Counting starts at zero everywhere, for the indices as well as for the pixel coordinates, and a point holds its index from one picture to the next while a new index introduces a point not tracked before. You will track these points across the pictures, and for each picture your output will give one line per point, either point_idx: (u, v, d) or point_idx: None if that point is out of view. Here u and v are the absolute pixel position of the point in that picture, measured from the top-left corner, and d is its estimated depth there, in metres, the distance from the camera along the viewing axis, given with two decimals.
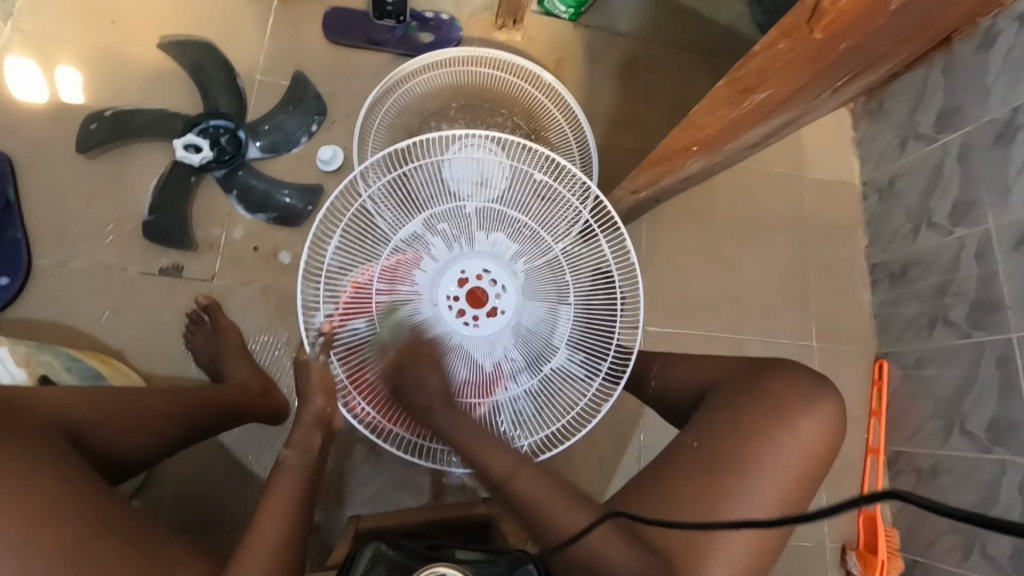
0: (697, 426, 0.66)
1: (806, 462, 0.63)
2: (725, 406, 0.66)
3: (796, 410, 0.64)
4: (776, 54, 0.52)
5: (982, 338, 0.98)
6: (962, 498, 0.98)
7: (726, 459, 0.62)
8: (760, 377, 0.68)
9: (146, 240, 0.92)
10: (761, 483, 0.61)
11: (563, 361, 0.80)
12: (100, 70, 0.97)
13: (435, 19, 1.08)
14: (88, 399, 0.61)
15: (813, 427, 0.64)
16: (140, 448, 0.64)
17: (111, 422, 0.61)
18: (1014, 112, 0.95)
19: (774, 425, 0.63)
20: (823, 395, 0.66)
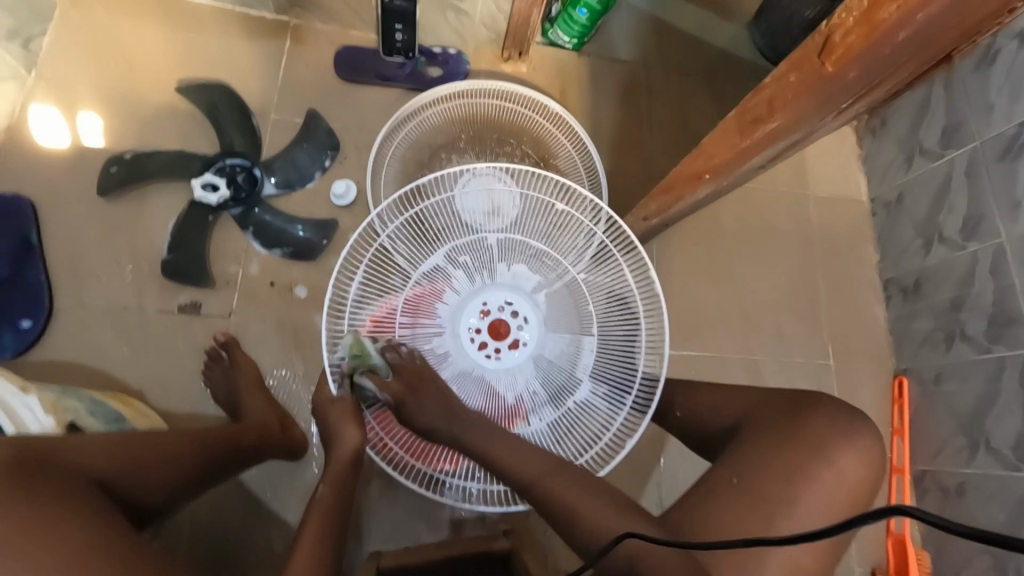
0: (734, 458, 0.66)
1: (845, 498, 0.64)
2: (761, 439, 0.66)
3: (837, 443, 0.65)
4: (787, 86, 0.53)
5: (1002, 352, 0.97)
6: (992, 518, 0.95)
7: (769, 496, 0.62)
8: (798, 412, 0.68)
9: (164, 278, 0.93)
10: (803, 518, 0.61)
11: (586, 393, 0.80)
12: (120, 114, 1.00)
13: (443, 53, 1.11)
14: (110, 447, 0.61)
15: (851, 463, 0.65)
16: (165, 494, 0.64)
17: (135, 469, 0.61)
18: (1019, 127, 0.96)
19: (814, 462, 0.64)
20: (861, 432, 0.67)
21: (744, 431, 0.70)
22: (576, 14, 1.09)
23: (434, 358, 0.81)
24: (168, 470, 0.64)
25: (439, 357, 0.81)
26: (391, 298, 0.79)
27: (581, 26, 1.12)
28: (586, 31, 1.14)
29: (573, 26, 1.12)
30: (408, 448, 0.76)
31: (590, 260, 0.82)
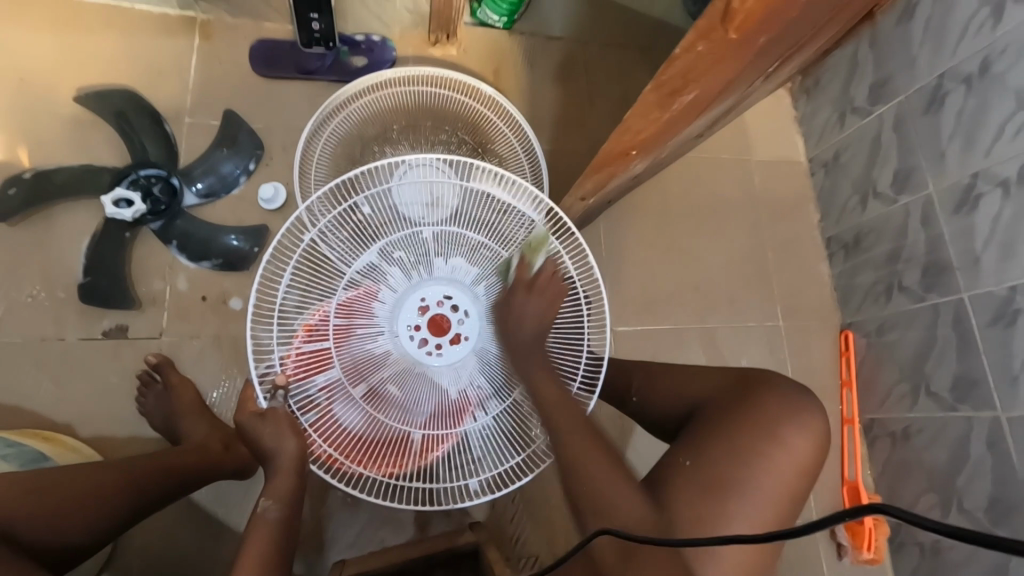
0: (685, 444, 0.67)
1: (794, 477, 0.65)
2: (716, 424, 0.67)
3: (785, 423, 0.67)
4: (698, 56, 0.51)
5: (936, 299, 1.00)
6: (936, 458, 1.00)
7: (721, 480, 0.63)
8: (748, 393, 0.69)
9: (83, 303, 0.88)
10: (752, 502, 0.62)
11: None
12: (15, 132, 0.92)
13: (367, 41, 1.06)
14: (24, 487, 0.58)
15: (800, 442, 0.66)
16: (89, 532, 0.60)
17: (52, 508, 0.58)
18: (939, 79, 0.97)
19: (760, 440, 0.65)
20: (810, 410, 0.68)
21: (699, 416, 0.70)
22: None
23: (372, 360, 0.78)
24: (87, 512, 0.60)
25: (379, 358, 0.79)
26: (325, 302, 0.76)
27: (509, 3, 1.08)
28: (515, 8, 1.10)
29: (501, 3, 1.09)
30: (348, 452, 0.74)
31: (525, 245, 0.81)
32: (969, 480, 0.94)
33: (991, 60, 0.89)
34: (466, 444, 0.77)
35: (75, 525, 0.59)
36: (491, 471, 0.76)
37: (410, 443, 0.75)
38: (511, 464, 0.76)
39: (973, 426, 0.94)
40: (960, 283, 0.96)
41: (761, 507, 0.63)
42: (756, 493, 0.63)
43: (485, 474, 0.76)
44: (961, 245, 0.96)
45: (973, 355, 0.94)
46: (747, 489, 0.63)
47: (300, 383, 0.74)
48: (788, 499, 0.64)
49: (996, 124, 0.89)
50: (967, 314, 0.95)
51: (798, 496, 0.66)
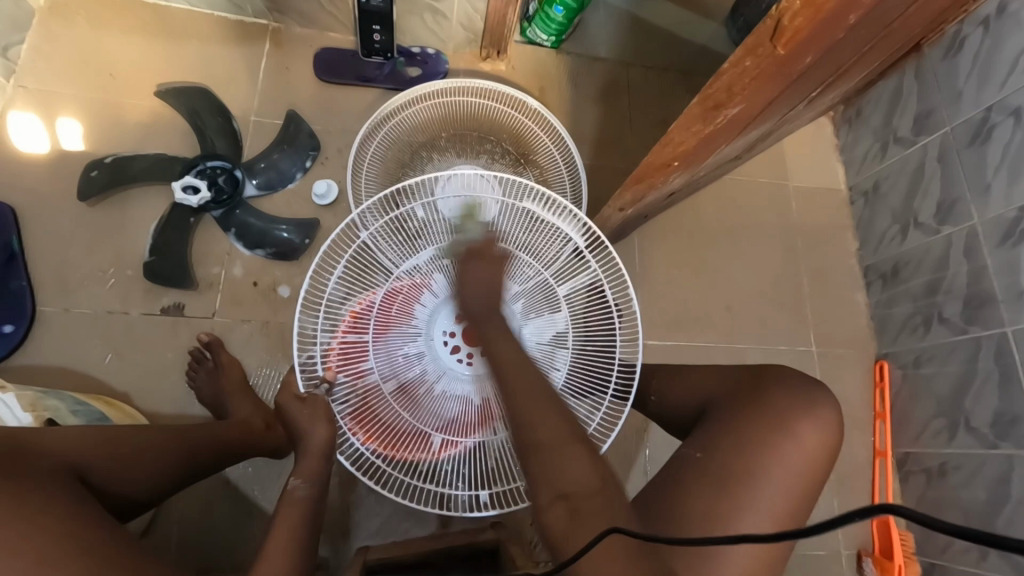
0: (699, 438, 0.68)
1: (808, 467, 0.65)
2: (727, 419, 0.68)
3: (796, 417, 0.66)
4: (744, 71, 0.54)
5: (978, 333, 0.98)
6: (974, 497, 0.97)
7: (734, 472, 0.63)
8: (759, 390, 0.70)
9: (147, 281, 0.94)
10: (764, 492, 0.62)
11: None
12: (99, 122, 1.00)
13: (422, 54, 1.12)
14: (94, 442, 0.62)
15: (812, 434, 0.66)
16: (144, 488, 0.65)
17: (116, 461, 0.63)
18: (986, 112, 0.97)
19: (772, 433, 0.65)
20: (822, 402, 0.68)
21: (711, 412, 0.71)
22: (553, 12, 1.11)
23: (407, 361, 0.80)
24: (145, 470, 0.65)
25: (413, 359, 0.80)
26: (370, 293, 0.79)
27: (558, 24, 1.13)
28: (563, 29, 1.15)
29: (550, 24, 1.14)
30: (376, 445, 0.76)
31: (564, 265, 0.82)
32: (1008, 521, 0.91)
33: None
34: (482, 454, 0.77)
35: (134, 479, 0.64)
36: (503, 486, 0.76)
37: (430, 443, 0.77)
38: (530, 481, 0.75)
39: (1014, 465, 0.91)
40: (1002, 316, 0.94)
41: (775, 497, 0.62)
42: (767, 483, 0.62)
43: (497, 488, 0.76)
44: (1006, 278, 0.94)
45: (1016, 391, 0.91)
46: (759, 480, 0.62)
47: (342, 375, 0.77)
48: (802, 491, 0.64)
49: None
50: (1010, 349, 0.93)
51: (812, 489, 0.65)
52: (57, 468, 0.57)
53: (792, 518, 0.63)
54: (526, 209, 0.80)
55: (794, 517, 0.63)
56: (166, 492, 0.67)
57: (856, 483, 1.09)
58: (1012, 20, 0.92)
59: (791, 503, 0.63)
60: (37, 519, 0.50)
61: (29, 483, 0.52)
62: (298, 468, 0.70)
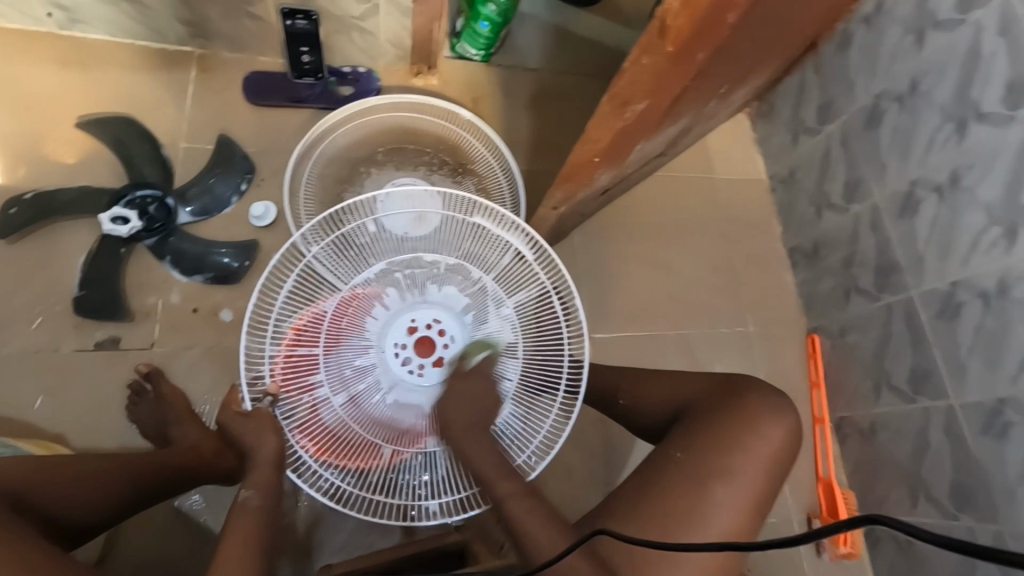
0: (679, 438, 0.71)
1: (774, 465, 0.70)
2: (705, 420, 0.72)
3: (765, 418, 0.71)
4: (642, 68, 0.59)
5: (889, 299, 1.07)
6: (901, 451, 1.05)
7: (709, 468, 0.67)
8: (732, 393, 0.74)
9: (78, 316, 0.91)
10: (737, 488, 0.67)
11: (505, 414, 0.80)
12: (17, 157, 0.97)
13: (353, 72, 1.14)
14: (27, 471, 0.61)
15: (781, 434, 0.71)
16: (82, 517, 0.63)
17: (52, 488, 0.61)
18: (876, 99, 1.07)
19: (743, 434, 0.69)
20: (790, 406, 0.73)
21: (688, 414, 0.75)
22: (478, 27, 1.15)
23: (360, 373, 0.81)
24: (85, 494, 0.63)
25: (363, 371, 0.81)
26: (319, 306, 0.79)
27: (485, 38, 1.18)
28: (491, 43, 1.20)
29: (478, 39, 1.18)
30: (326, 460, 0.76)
31: (512, 276, 0.84)
32: (932, 468, 0.99)
33: (917, 80, 0.99)
34: (435, 462, 0.78)
35: (69, 507, 0.62)
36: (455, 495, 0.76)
37: (381, 453, 0.77)
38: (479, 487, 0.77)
39: (931, 416, 0.99)
40: (907, 281, 1.03)
41: (746, 492, 0.67)
42: (736, 481, 0.67)
43: (447, 499, 0.76)
44: (907, 247, 1.03)
45: (926, 348, 1.00)
46: (734, 476, 0.67)
47: (290, 390, 0.76)
48: (768, 484, 0.69)
49: (926, 136, 0.98)
50: (917, 310, 1.01)
51: (777, 483, 0.70)
52: None
53: (757, 511, 0.68)
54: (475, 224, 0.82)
55: (761, 509, 0.68)
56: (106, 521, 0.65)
57: (799, 451, 1.16)
58: (887, 16, 1.03)
59: (760, 495, 0.68)
60: None
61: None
62: (248, 480, 0.68)
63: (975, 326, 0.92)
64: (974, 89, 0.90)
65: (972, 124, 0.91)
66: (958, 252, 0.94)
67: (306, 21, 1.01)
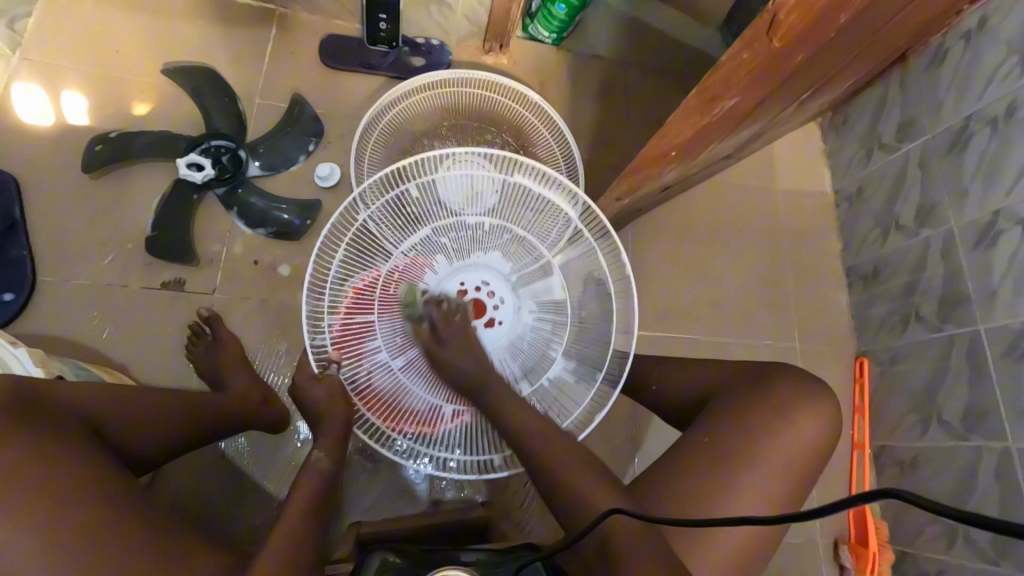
0: (706, 421, 0.69)
1: (806, 457, 0.67)
2: (734, 407, 0.69)
3: (798, 407, 0.68)
4: (740, 64, 0.57)
5: (951, 331, 1.03)
6: (943, 487, 1.01)
7: (736, 452, 0.65)
8: (764, 379, 0.71)
9: (148, 255, 0.95)
10: (764, 476, 0.64)
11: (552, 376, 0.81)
12: (104, 96, 1.01)
13: (426, 44, 1.14)
14: (110, 396, 0.64)
15: (812, 423, 0.68)
16: (150, 447, 0.67)
17: (128, 417, 0.65)
18: (965, 121, 1.02)
19: (776, 421, 0.67)
20: (824, 396, 0.70)
21: (716, 398, 0.72)
22: (555, 9, 1.14)
23: (413, 336, 0.81)
24: (156, 427, 0.67)
25: None
26: (373, 272, 0.79)
27: (560, 21, 1.16)
28: (565, 27, 1.18)
29: (553, 21, 1.17)
30: (384, 418, 0.78)
31: (562, 243, 0.82)
32: (975, 510, 0.96)
33: (1015, 105, 0.93)
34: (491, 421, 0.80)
35: (138, 439, 0.66)
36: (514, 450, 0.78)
37: (441, 415, 0.79)
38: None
39: (982, 457, 0.95)
40: (975, 315, 0.99)
41: (773, 477, 0.65)
42: (767, 468, 0.65)
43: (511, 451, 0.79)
44: (980, 278, 0.98)
45: (987, 385, 0.96)
46: (761, 462, 0.65)
47: (349, 353, 0.79)
48: (800, 475, 0.67)
49: (1019, 165, 0.93)
50: (982, 346, 0.97)
51: (809, 473, 0.68)
52: (73, 419, 0.59)
53: (786, 500, 0.65)
54: (523, 190, 0.80)
55: (789, 499, 0.66)
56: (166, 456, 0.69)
57: (833, 474, 1.13)
58: (990, 33, 0.97)
59: (785, 487, 0.65)
60: (58, 465, 0.53)
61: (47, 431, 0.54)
62: None
63: None
64: None
65: None
66: None
67: None
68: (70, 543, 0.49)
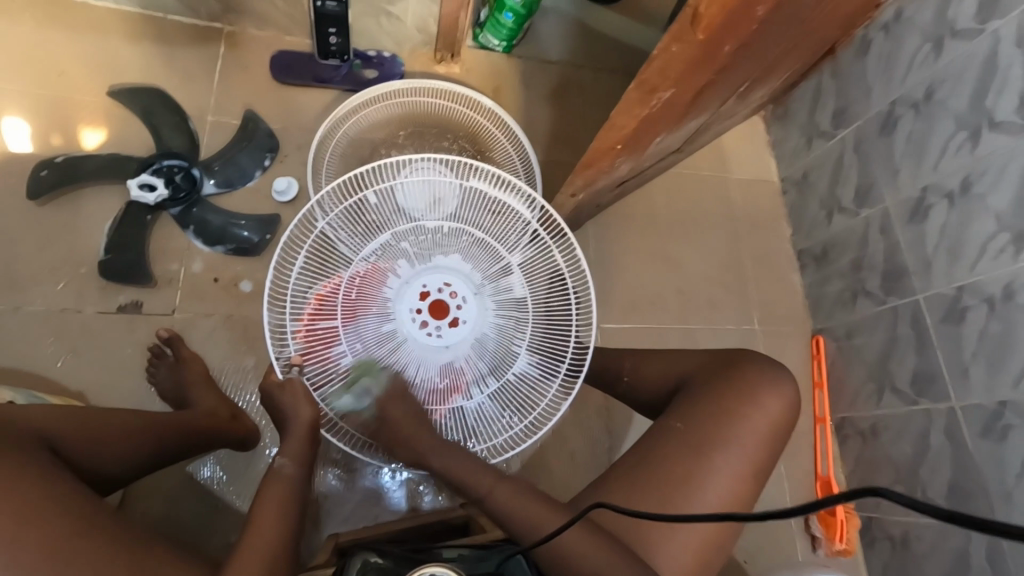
0: (677, 407, 0.72)
1: (772, 434, 0.70)
2: (705, 393, 0.72)
3: (762, 389, 0.71)
4: (672, 56, 0.61)
5: (896, 302, 1.09)
6: (900, 451, 1.06)
7: (707, 437, 0.68)
8: (731, 364, 0.74)
9: (102, 279, 0.93)
10: (735, 457, 0.67)
11: (518, 372, 0.82)
12: (48, 121, 0.99)
13: (378, 56, 1.15)
14: (70, 419, 0.63)
15: (778, 405, 0.71)
16: (114, 469, 0.66)
17: (91, 437, 0.64)
18: (891, 106, 1.09)
19: (742, 403, 0.70)
20: (788, 379, 0.73)
21: (687, 386, 0.75)
22: (503, 18, 1.17)
23: (378, 339, 0.81)
24: (120, 447, 0.66)
25: (383, 339, 0.82)
26: (336, 278, 0.79)
27: (509, 29, 1.20)
28: (514, 34, 1.22)
29: (501, 29, 1.20)
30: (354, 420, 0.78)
31: (523, 243, 0.84)
32: (930, 469, 1.01)
33: (933, 88, 1.00)
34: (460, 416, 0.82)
35: (104, 458, 0.65)
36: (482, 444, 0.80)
37: None
38: (512, 433, 0.81)
39: (932, 418, 1.01)
40: (915, 286, 1.05)
41: (743, 459, 0.68)
42: (737, 450, 0.68)
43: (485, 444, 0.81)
44: (916, 251, 1.05)
45: (930, 350, 1.02)
46: (732, 445, 0.68)
47: (314, 358, 0.78)
48: (768, 452, 0.69)
49: (941, 143, 1.00)
50: (923, 313, 1.03)
51: (776, 453, 0.71)
52: (34, 440, 0.58)
53: (756, 480, 0.68)
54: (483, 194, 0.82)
55: (759, 477, 0.69)
56: (135, 474, 0.69)
57: (799, 448, 1.18)
58: (907, 23, 1.04)
59: (755, 465, 0.68)
60: (21, 487, 0.51)
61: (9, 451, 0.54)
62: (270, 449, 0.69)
63: (980, 331, 0.94)
64: (989, 97, 0.92)
65: (986, 133, 0.92)
66: (966, 257, 0.96)
67: (336, 4, 0.99)
68: (38, 559, 0.49)
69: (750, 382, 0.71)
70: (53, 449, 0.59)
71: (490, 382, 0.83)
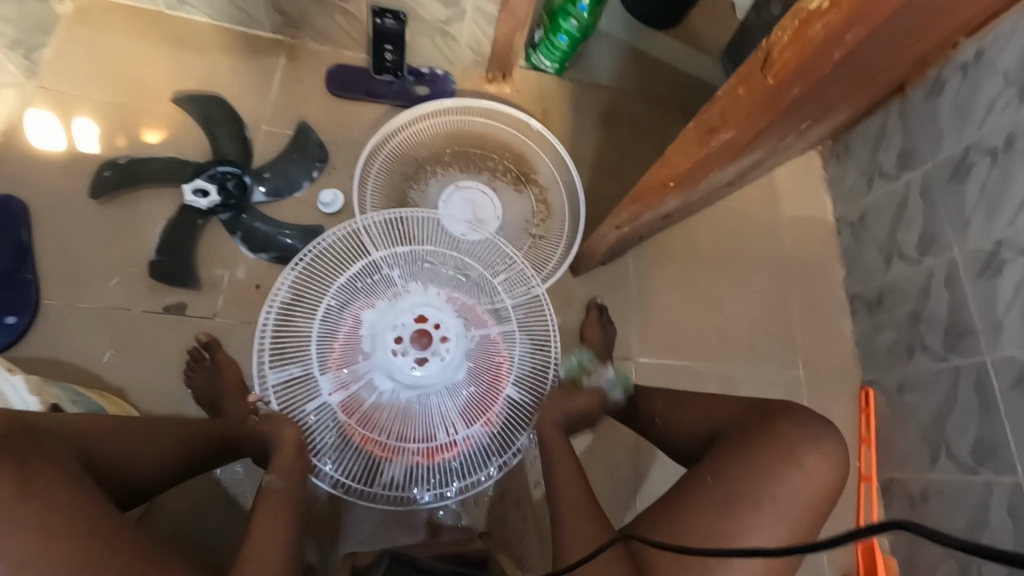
0: (710, 460, 0.68)
1: (814, 499, 0.65)
2: (739, 448, 0.67)
3: (804, 449, 0.66)
4: (737, 99, 0.59)
5: (958, 361, 1.01)
6: (954, 524, 0.99)
7: (740, 495, 0.63)
8: (772, 419, 0.69)
9: (151, 279, 0.96)
10: (771, 518, 0.63)
11: (414, 452, 0.81)
12: (115, 124, 1.03)
13: (430, 74, 1.16)
14: (98, 426, 0.65)
15: (820, 467, 0.66)
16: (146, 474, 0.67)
17: (115, 444, 0.65)
18: (966, 150, 1.02)
19: (785, 463, 0.65)
20: (834, 441, 0.68)
21: (722, 439, 0.70)
22: (557, 40, 1.15)
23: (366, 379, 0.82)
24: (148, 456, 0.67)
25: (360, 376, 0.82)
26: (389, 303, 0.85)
27: (562, 51, 1.18)
28: (567, 57, 1.20)
29: (555, 51, 1.18)
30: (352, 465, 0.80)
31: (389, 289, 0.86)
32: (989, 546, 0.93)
33: (1015, 136, 0.93)
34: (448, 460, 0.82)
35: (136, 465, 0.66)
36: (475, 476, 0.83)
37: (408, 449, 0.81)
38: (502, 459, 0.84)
39: (993, 491, 0.93)
40: (981, 345, 0.97)
41: (777, 522, 0.63)
42: (776, 512, 0.63)
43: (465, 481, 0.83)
44: (984, 309, 0.98)
45: (996, 419, 0.94)
46: (767, 506, 0.63)
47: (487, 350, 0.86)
48: (808, 518, 0.64)
49: (1020, 195, 0.93)
50: (989, 378, 0.95)
51: (816, 520, 0.66)
52: (62, 448, 0.59)
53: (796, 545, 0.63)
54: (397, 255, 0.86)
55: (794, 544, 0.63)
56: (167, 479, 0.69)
57: (841, 506, 1.11)
58: (988, 66, 0.98)
59: (794, 532, 0.63)
60: (44, 498, 0.52)
61: (42, 463, 0.55)
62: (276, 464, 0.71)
63: None
64: None
65: None
66: None
67: (394, 20, 1.06)
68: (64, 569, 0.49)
69: (793, 440, 0.66)
70: (88, 460, 0.61)
71: (439, 441, 0.82)
